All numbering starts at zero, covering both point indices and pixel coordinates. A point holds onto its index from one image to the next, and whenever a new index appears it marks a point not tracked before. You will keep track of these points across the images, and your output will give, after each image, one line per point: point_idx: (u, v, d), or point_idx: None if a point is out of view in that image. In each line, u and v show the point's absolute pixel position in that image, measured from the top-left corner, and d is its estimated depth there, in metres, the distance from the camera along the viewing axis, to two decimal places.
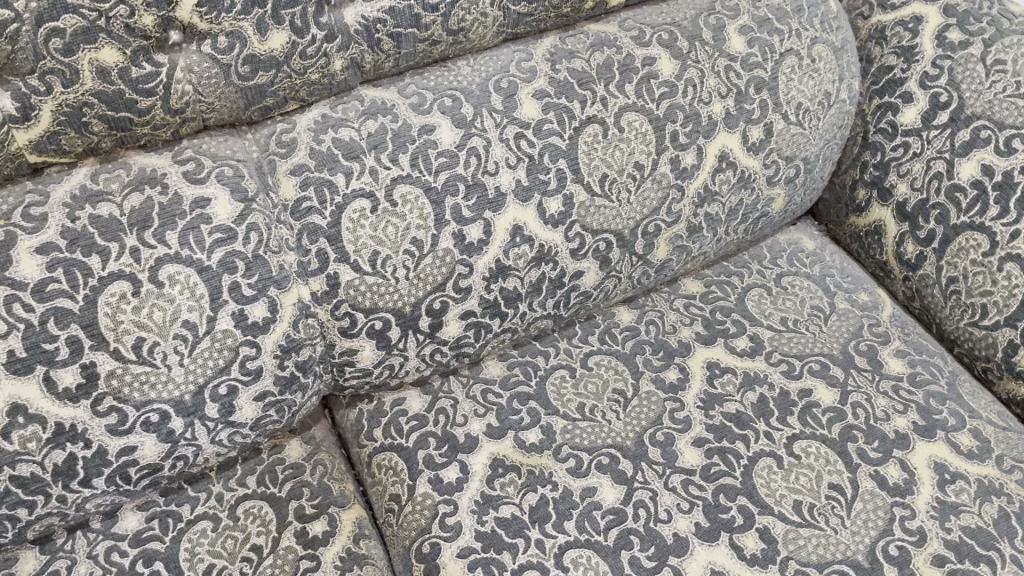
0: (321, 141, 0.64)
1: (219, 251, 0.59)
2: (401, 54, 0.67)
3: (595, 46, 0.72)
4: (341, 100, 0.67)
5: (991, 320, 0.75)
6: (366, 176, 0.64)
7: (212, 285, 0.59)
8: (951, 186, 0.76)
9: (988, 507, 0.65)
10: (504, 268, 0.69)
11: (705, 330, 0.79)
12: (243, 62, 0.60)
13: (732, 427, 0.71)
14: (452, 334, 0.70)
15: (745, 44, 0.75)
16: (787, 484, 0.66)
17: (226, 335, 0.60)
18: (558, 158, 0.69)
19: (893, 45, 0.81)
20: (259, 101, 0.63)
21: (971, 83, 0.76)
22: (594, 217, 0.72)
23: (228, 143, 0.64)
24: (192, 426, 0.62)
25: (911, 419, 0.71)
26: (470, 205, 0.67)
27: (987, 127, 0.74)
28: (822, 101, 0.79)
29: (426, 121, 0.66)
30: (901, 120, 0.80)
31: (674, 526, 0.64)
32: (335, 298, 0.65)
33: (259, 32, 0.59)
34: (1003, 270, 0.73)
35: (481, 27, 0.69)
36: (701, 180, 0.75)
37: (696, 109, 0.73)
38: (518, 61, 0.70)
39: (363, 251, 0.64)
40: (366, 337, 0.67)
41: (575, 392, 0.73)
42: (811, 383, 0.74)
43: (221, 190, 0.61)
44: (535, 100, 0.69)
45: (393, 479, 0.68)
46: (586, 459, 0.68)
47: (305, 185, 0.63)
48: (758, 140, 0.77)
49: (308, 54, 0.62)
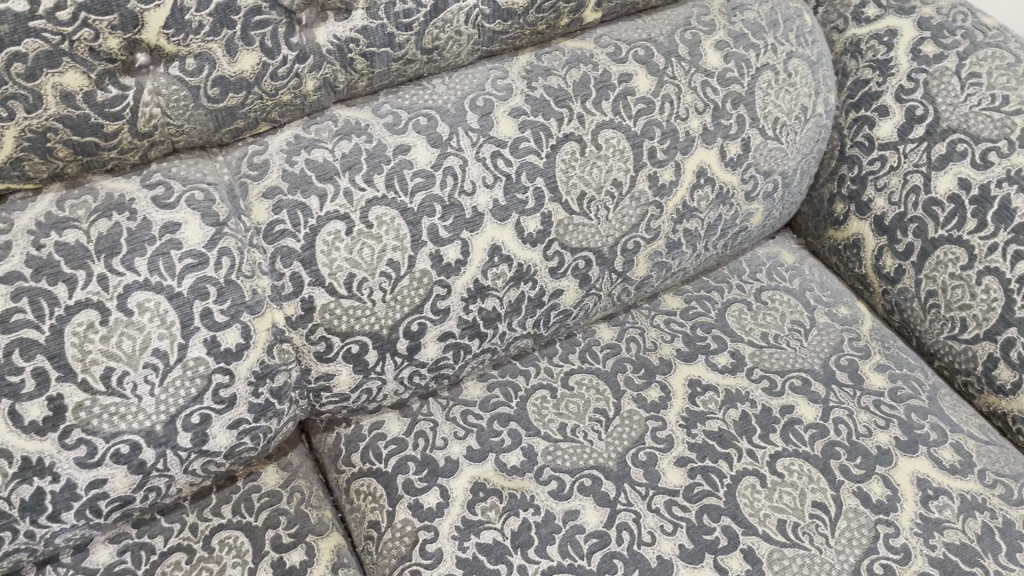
0: (293, 163, 0.63)
1: (190, 276, 0.58)
2: (375, 73, 0.66)
3: (571, 63, 0.71)
4: (314, 120, 0.66)
5: (970, 334, 0.75)
6: (341, 198, 0.63)
7: (183, 312, 0.58)
8: (928, 199, 0.76)
9: (971, 523, 0.65)
10: (483, 288, 0.68)
11: (685, 347, 0.78)
12: (213, 83, 0.59)
13: (715, 445, 0.70)
14: (430, 357, 0.69)
15: (721, 59, 0.75)
16: (771, 503, 0.66)
17: (199, 362, 0.59)
18: (535, 177, 0.68)
19: (868, 58, 0.82)
20: (230, 123, 0.62)
21: (946, 97, 0.76)
22: (573, 235, 0.71)
23: (199, 165, 0.63)
24: (164, 456, 0.60)
25: (894, 434, 0.71)
26: (448, 226, 0.66)
27: (963, 141, 0.75)
28: (799, 115, 0.79)
29: (401, 141, 0.65)
30: (877, 134, 0.80)
31: (658, 548, 0.64)
32: (310, 322, 0.63)
33: (228, 53, 0.58)
34: (982, 284, 0.73)
35: (456, 46, 0.68)
36: (679, 196, 0.75)
37: (673, 126, 0.73)
38: (494, 79, 0.69)
39: (338, 274, 0.63)
40: (343, 362, 0.66)
41: (556, 412, 0.72)
42: (793, 399, 0.73)
43: (191, 214, 0.59)
44: (511, 118, 0.68)
45: (372, 505, 0.67)
46: (568, 482, 0.67)
47: (278, 208, 0.62)
48: (736, 156, 0.76)
49: (279, 75, 0.61)
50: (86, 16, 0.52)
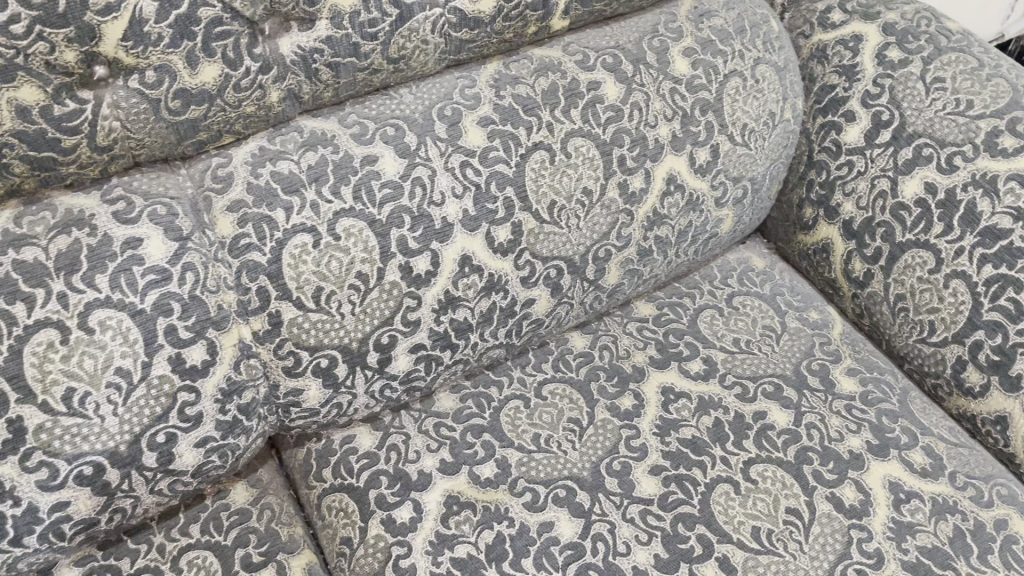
0: (258, 175, 0.62)
1: (153, 293, 0.57)
2: (341, 83, 0.65)
3: (540, 72, 0.71)
4: (279, 132, 0.65)
5: (938, 337, 0.76)
6: (308, 210, 0.62)
7: (146, 329, 0.57)
8: (896, 204, 0.77)
9: (943, 526, 0.66)
10: (454, 299, 0.68)
11: (658, 354, 0.78)
12: (174, 96, 0.58)
13: (689, 453, 0.70)
14: (402, 369, 0.69)
15: (689, 66, 0.75)
16: (745, 511, 0.66)
17: (164, 380, 0.58)
18: (505, 186, 0.68)
19: (834, 63, 0.82)
20: (192, 136, 0.61)
21: (911, 102, 0.77)
22: (544, 244, 0.70)
23: (161, 179, 0.61)
24: (129, 476, 0.59)
25: (865, 438, 0.71)
26: (417, 237, 0.65)
27: (929, 145, 0.75)
28: (767, 120, 0.79)
29: (368, 152, 0.64)
30: (845, 139, 0.81)
31: (634, 558, 0.64)
32: (277, 337, 0.62)
33: (190, 65, 0.57)
34: (950, 287, 0.74)
35: (423, 55, 0.67)
36: (650, 203, 0.75)
37: (643, 133, 0.73)
38: (462, 88, 0.69)
39: (306, 288, 0.62)
40: (312, 376, 0.65)
41: (529, 423, 0.72)
42: (765, 404, 0.74)
43: (153, 229, 0.58)
44: (480, 127, 0.67)
45: (344, 521, 0.66)
46: (542, 493, 0.67)
47: (243, 222, 0.61)
48: (706, 162, 0.76)
49: (242, 86, 0.60)
50: (40, 29, 0.51)
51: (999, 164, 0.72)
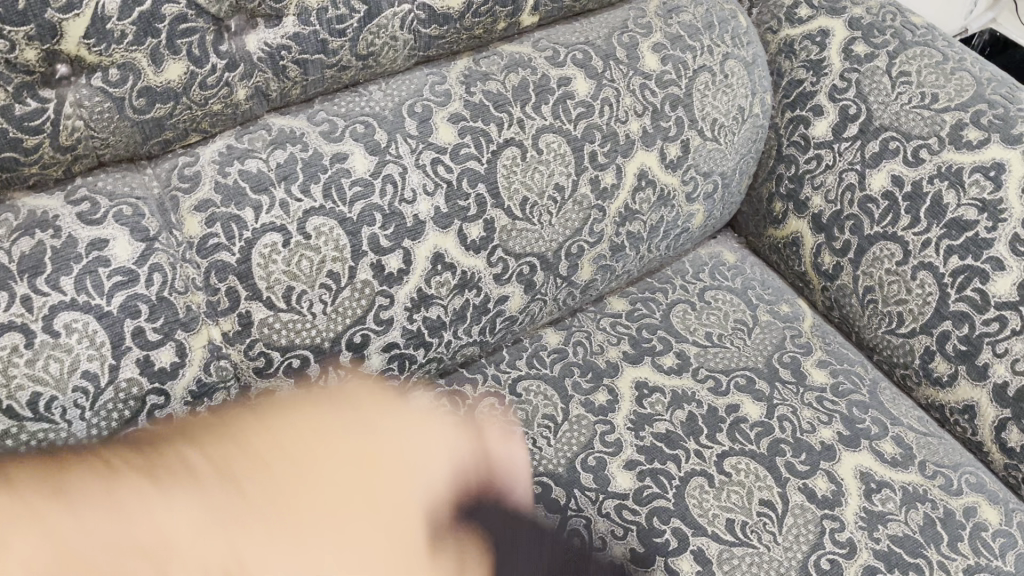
0: (226, 174, 0.61)
1: (120, 295, 0.56)
2: (309, 80, 0.64)
3: (510, 68, 0.71)
4: (247, 129, 0.64)
5: (907, 328, 0.77)
6: (277, 209, 0.61)
7: (113, 332, 0.56)
8: (864, 197, 0.78)
9: (914, 515, 0.66)
10: (426, 296, 0.68)
11: (632, 349, 0.78)
12: (138, 94, 0.57)
13: (664, 447, 0.70)
14: (375, 368, 0.68)
15: (658, 61, 0.75)
16: (720, 503, 0.66)
17: (132, 384, 0.57)
18: (477, 184, 0.68)
19: (802, 58, 0.83)
20: (157, 135, 0.60)
21: (878, 95, 0.78)
22: (516, 241, 0.70)
23: (127, 179, 0.60)
24: None
25: (837, 429, 0.72)
26: (389, 235, 0.65)
27: (896, 139, 0.76)
28: (736, 116, 0.79)
29: (338, 150, 0.64)
30: (813, 133, 0.82)
31: (611, 553, 0.65)
32: (247, 338, 0.62)
33: (154, 63, 0.56)
34: (917, 278, 0.75)
35: (392, 51, 0.67)
36: (622, 199, 0.75)
37: (613, 129, 0.73)
38: (432, 84, 0.68)
39: (276, 287, 0.61)
40: (283, 377, 0.64)
41: (503, 420, 0.72)
42: (738, 398, 0.74)
43: (120, 230, 0.57)
44: (450, 124, 0.67)
45: None
46: (518, 490, 0.67)
47: (211, 221, 0.60)
48: (676, 158, 0.77)
49: (209, 84, 0.59)
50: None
51: (963, 156, 0.73)
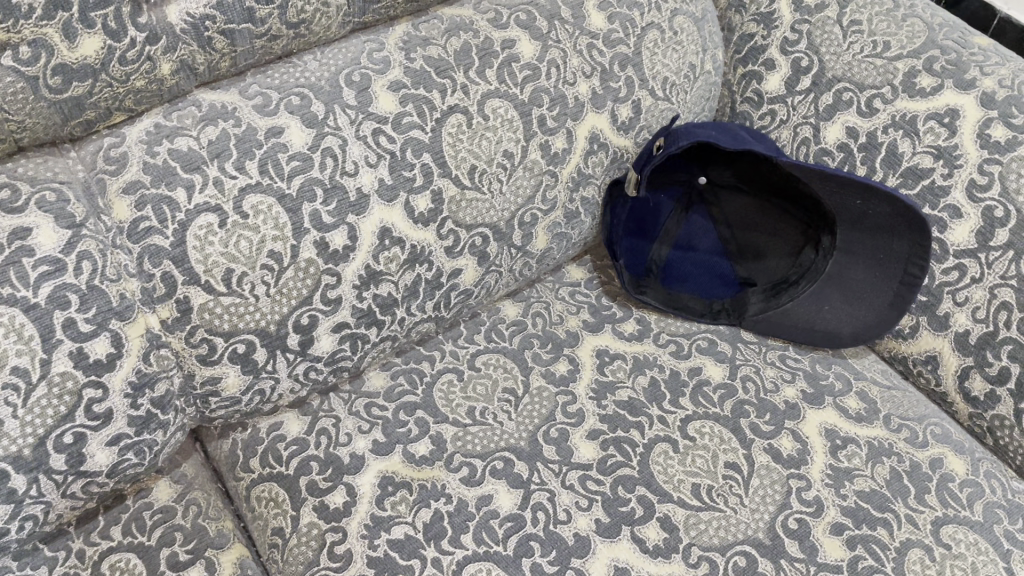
0: (154, 154, 0.58)
1: (47, 285, 0.53)
2: (238, 52, 0.61)
3: (450, 31, 0.68)
4: (175, 106, 0.61)
5: (872, 297, 0.74)
6: (210, 189, 0.58)
7: (42, 325, 0.53)
8: (819, 150, 0.77)
9: (880, 469, 0.66)
10: (376, 273, 0.65)
11: (592, 318, 0.78)
12: (53, 72, 0.53)
13: (626, 415, 0.69)
14: (326, 349, 0.66)
15: (605, 20, 0.73)
16: (685, 468, 0.65)
17: (66, 377, 0.54)
18: (421, 153, 0.65)
19: (752, 12, 0.81)
20: (78, 116, 0.57)
21: (830, 46, 0.76)
22: (466, 211, 0.68)
23: (49, 163, 0.57)
24: (37, 482, 0.55)
25: (800, 388, 0.72)
26: (331, 210, 0.62)
27: (848, 90, 0.75)
28: (688, 73, 0.78)
29: (273, 123, 0.61)
30: (766, 88, 0.80)
31: (575, 526, 0.62)
32: (188, 325, 0.59)
33: (67, 38, 0.53)
34: (885, 247, 0.73)
35: (325, 18, 0.64)
36: (574, 163, 0.73)
37: (562, 91, 0.71)
38: (370, 52, 0.66)
39: (214, 270, 0.59)
40: (229, 363, 0.62)
41: (463, 396, 0.70)
42: (699, 360, 0.74)
43: (43, 217, 0.54)
44: (391, 92, 0.64)
45: (275, 511, 0.64)
46: (479, 467, 0.65)
47: (141, 204, 0.57)
48: (628, 119, 0.75)
49: (128, 59, 0.56)
50: None
51: (917, 104, 0.71)
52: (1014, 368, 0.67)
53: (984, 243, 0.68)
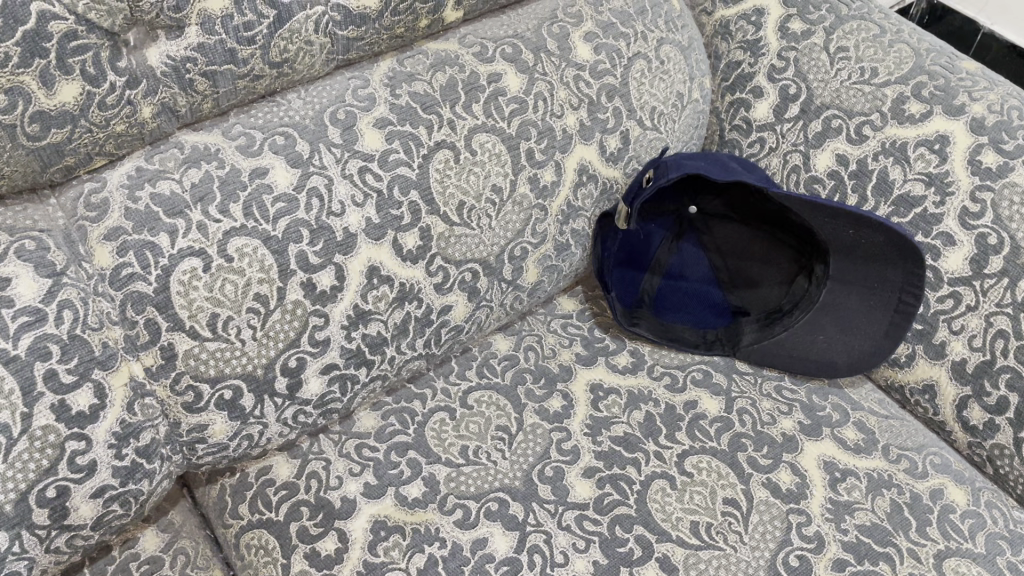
0: (136, 200, 0.57)
1: (26, 336, 0.51)
2: (220, 93, 0.60)
3: (436, 67, 0.68)
4: (158, 150, 0.60)
5: (867, 327, 0.73)
6: (194, 233, 0.57)
7: (23, 377, 0.51)
8: (809, 178, 0.77)
9: (880, 502, 0.65)
10: (365, 313, 0.64)
11: (584, 350, 0.77)
12: (31, 120, 0.52)
13: (623, 451, 0.68)
14: (314, 392, 0.64)
15: (591, 52, 0.72)
16: (682, 506, 0.64)
17: (48, 431, 0.52)
18: (409, 191, 0.64)
19: (738, 39, 0.81)
20: (58, 162, 0.55)
21: (817, 74, 0.76)
22: (455, 247, 0.67)
23: (28, 212, 0.56)
24: (20, 538, 0.53)
25: (797, 419, 0.71)
26: (318, 251, 0.61)
27: (838, 117, 0.75)
28: (676, 102, 0.77)
29: (257, 164, 0.60)
30: (754, 115, 0.80)
31: (572, 568, 0.61)
32: (173, 372, 0.58)
33: (45, 85, 0.51)
34: (879, 275, 0.72)
35: (309, 56, 0.63)
36: (563, 196, 0.72)
37: (549, 124, 0.70)
38: (355, 89, 0.65)
39: (199, 315, 0.57)
40: (216, 410, 0.61)
41: (456, 435, 0.69)
42: (695, 393, 0.73)
43: (22, 266, 0.52)
44: (377, 130, 0.64)
45: (265, 559, 0.62)
46: (473, 509, 0.64)
47: (123, 250, 0.56)
48: (617, 149, 0.74)
49: (108, 103, 0.55)
50: None
51: (907, 131, 0.71)
52: (1013, 397, 0.66)
53: (978, 271, 0.67)
